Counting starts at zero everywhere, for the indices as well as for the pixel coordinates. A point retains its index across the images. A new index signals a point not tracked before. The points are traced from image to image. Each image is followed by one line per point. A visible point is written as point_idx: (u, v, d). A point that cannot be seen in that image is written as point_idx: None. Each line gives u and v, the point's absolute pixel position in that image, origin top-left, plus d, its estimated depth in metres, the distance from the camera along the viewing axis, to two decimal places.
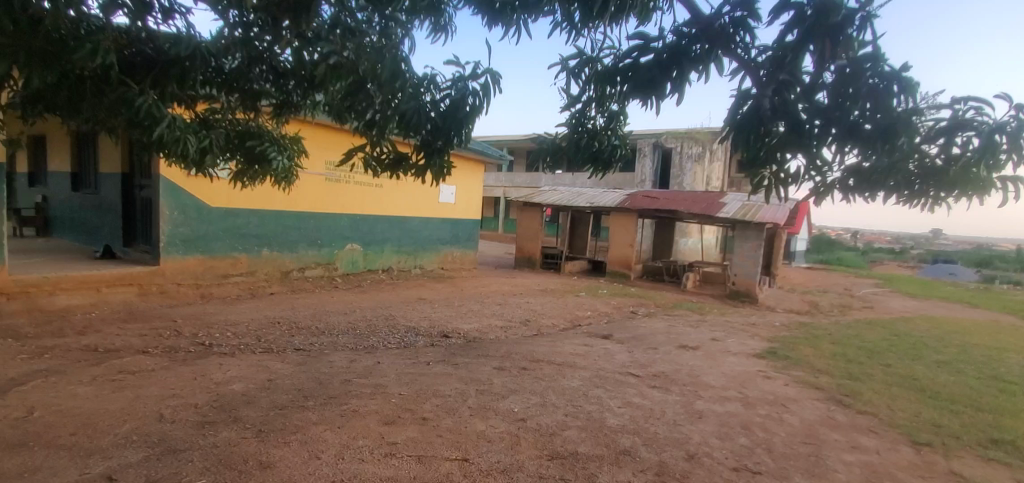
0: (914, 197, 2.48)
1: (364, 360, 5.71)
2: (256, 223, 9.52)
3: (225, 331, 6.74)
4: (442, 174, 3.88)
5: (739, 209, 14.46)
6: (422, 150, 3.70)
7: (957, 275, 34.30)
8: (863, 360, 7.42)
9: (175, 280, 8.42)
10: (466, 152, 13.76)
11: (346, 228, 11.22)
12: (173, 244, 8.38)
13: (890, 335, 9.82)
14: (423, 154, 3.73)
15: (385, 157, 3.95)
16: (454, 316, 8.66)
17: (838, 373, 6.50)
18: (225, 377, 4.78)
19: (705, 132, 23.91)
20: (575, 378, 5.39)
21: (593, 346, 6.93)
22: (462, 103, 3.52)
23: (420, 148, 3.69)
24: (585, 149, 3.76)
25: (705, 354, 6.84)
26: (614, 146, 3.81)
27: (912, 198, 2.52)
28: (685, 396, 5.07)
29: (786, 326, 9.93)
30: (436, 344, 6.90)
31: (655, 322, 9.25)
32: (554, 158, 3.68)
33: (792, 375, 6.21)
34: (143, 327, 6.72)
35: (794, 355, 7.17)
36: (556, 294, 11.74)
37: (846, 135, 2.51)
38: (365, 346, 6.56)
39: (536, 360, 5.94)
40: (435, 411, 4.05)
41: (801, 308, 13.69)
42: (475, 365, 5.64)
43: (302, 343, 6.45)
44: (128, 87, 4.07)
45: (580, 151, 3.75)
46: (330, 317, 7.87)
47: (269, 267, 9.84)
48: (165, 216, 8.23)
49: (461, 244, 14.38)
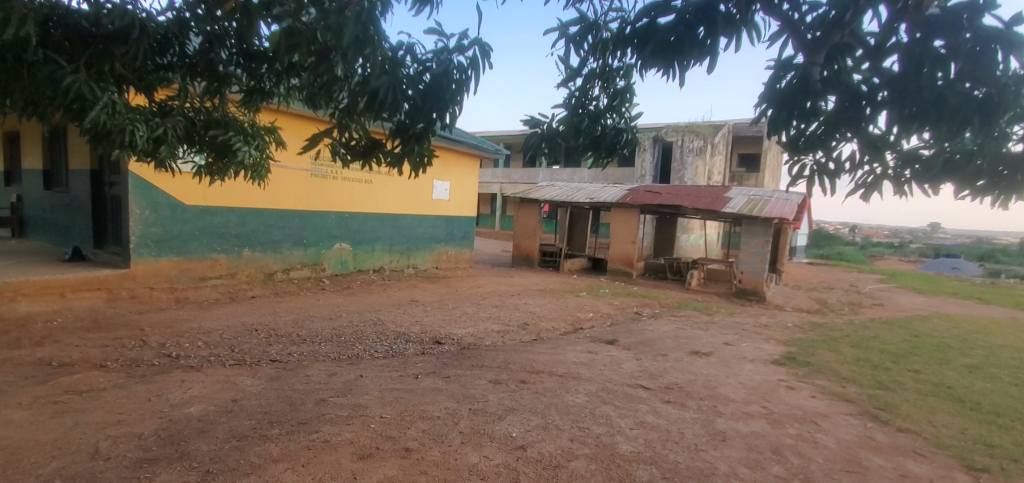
0: (994, 193, 1.99)
1: (345, 374, 5.15)
2: (237, 221, 8.96)
3: (196, 340, 6.18)
4: (421, 164, 3.45)
5: (745, 204, 13.91)
6: (397, 137, 3.23)
7: (960, 270, 33.91)
8: (889, 365, 6.90)
9: (147, 284, 7.85)
10: (462, 146, 13.19)
11: (334, 226, 10.65)
12: (144, 245, 7.81)
13: (909, 336, 9.30)
14: (400, 140, 3.24)
15: (355, 144, 3.56)
16: (448, 320, 8.11)
17: (865, 381, 5.97)
18: (183, 397, 4.20)
19: (706, 125, 23.38)
20: (580, 392, 4.83)
21: (597, 353, 6.38)
22: (446, 78, 2.96)
23: (396, 133, 3.20)
24: (586, 134, 3.18)
25: (720, 361, 6.30)
26: (619, 131, 3.22)
27: (990, 194, 2.04)
28: (704, 413, 4.52)
29: (799, 327, 9.41)
30: (427, 352, 6.34)
31: (662, 324, 8.70)
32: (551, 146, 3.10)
33: (817, 385, 5.67)
34: (106, 337, 6.16)
35: (814, 361, 6.65)
36: (556, 295, 11.20)
37: (920, 112, 1.97)
38: (349, 356, 5.99)
39: (537, 371, 5.38)
40: (420, 439, 3.50)
41: (810, 306, 13.18)
42: (468, 377, 5.08)
43: (279, 354, 5.90)
44: (59, 65, 3.53)
45: (580, 136, 3.17)
46: (313, 323, 7.30)
47: (251, 269, 9.27)
48: (135, 215, 7.64)
49: (456, 242, 13.83)
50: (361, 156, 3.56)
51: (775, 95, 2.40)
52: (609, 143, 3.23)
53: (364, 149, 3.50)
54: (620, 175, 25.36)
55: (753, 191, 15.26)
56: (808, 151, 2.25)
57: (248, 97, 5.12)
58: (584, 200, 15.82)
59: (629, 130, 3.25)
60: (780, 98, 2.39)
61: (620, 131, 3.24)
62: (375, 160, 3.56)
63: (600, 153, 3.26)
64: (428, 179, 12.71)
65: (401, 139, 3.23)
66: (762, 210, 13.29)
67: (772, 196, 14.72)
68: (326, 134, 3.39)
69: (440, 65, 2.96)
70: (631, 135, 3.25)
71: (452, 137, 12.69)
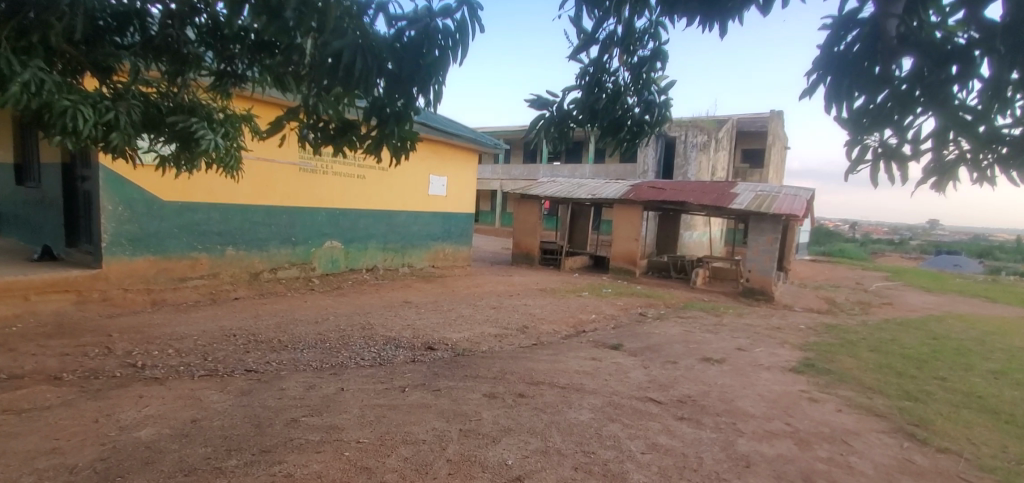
0: None
1: (325, 386, 4.64)
2: (220, 218, 8.45)
3: (167, 348, 5.70)
4: (401, 151, 2.99)
5: (753, 200, 13.42)
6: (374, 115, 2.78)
7: (963, 267, 33.46)
8: (914, 372, 6.42)
9: (120, 285, 7.36)
10: (459, 140, 12.69)
11: (325, 223, 10.15)
12: (118, 243, 7.32)
13: (929, 338, 8.82)
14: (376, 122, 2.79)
15: (327, 127, 3.09)
16: (442, 323, 7.62)
17: (893, 392, 5.49)
18: (135, 418, 3.79)
19: (710, 119, 22.85)
20: (584, 407, 4.35)
21: (603, 360, 5.90)
22: (422, 43, 2.48)
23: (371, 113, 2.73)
24: (605, 115, 2.82)
25: (735, 370, 5.81)
26: (645, 109, 2.84)
27: None
28: (723, 432, 4.04)
29: (813, 329, 8.92)
30: (417, 360, 5.86)
31: (670, 327, 8.22)
32: (562, 131, 2.68)
33: (842, 397, 5.19)
34: (69, 344, 5.68)
35: (835, 368, 6.17)
36: (556, 295, 10.71)
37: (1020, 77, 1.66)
38: (333, 365, 5.51)
39: (536, 382, 4.89)
40: (400, 472, 3.02)
41: (820, 306, 12.68)
42: (461, 390, 4.59)
43: (257, 363, 5.43)
44: None
45: (596, 120, 2.82)
46: (296, 328, 6.80)
47: (236, 269, 8.75)
48: (106, 212, 7.14)
49: (453, 240, 13.35)
50: (334, 138, 3.08)
51: (834, 61, 1.96)
52: (632, 124, 2.87)
53: (335, 130, 3.02)
54: (622, 171, 24.83)
55: (760, 186, 14.77)
56: (874, 129, 1.84)
57: (218, 80, 4.64)
58: (585, 196, 15.35)
59: (660, 101, 2.83)
60: (839, 64, 1.96)
61: (646, 109, 2.85)
62: (350, 144, 3.10)
63: (623, 136, 2.89)
64: (424, 174, 12.23)
65: (379, 119, 2.78)
66: (770, 206, 12.79)
67: (779, 192, 14.25)
68: (292, 113, 2.91)
69: (419, 31, 2.47)
70: (665, 109, 2.83)
71: (448, 130, 12.18)
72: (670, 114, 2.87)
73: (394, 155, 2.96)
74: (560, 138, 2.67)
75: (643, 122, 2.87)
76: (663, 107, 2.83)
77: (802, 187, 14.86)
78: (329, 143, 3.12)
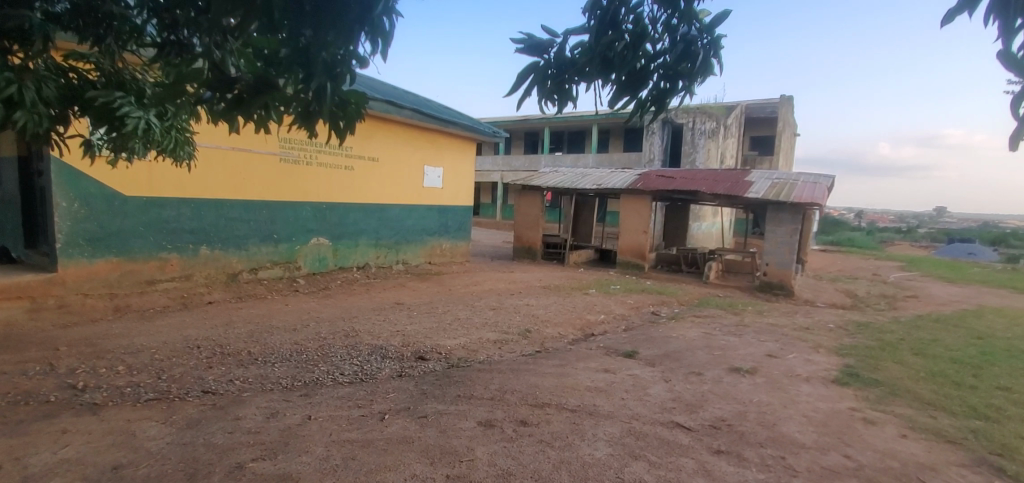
0: None
1: (289, 413, 3.90)
2: (192, 215, 7.71)
3: (116, 366, 4.99)
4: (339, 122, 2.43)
5: (769, 188, 12.61)
6: (297, 68, 2.25)
7: (976, 255, 32.59)
8: (972, 381, 5.63)
9: (79, 290, 6.63)
10: (454, 128, 11.86)
11: (310, 218, 9.38)
12: (74, 244, 6.57)
13: (972, 337, 8.01)
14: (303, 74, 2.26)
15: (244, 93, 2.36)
16: (435, 328, 6.86)
17: (957, 408, 4.72)
18: (46, 464, 3.08)
19: (719, 105, 21.92)
20: (600, 439, 3.59)
21: (617, 373, 5.13)
22: None
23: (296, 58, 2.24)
24: (622, 65, 2.09)
25: (770, 383, 5.04)
26: (679, 56, 2.06)
27: None
28: (773, 472, 3.28)
29: (844, 329, 8.11)
30: (405, 374, 5.12)
31: (688, 329, 7.44)
32: (560, 87, 2.16)
33: (901, 418, 4.42)
34: (8, 360, 4.98)
35: (882, 379, 5.40)
36: (561, 293, 9.93)
37: None
38: (305, 383, 4.77)
39: (541, 404, 4.15)
40: None
41: (843, 301, 11.87)
42: (451, 417, 3.84)
43: (217, 382, 4.71)
44: None
45: (610, 71, 2.10)
46: (271, 336, 6.07)
47: (212, 269, 8.03)
48: (59, 208, 6.39)
49: (451, 234, 12.59)
50: (236, 106, 2.34)
51: None
52: (659, 77, 2.10)
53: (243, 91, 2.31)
54: (627, 160, 23.99)
55: (775, 174, 13.92)
56: None
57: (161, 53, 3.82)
58: (590, 186, 14.53)
59: (702, 43, 2.06)
60: None
61: (679, 57, 2.06)
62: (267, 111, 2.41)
63: (646, 95, 2.14)
64: (417, 164, 11.42)
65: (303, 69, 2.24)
66: (789, 194, 11.95)
67: (797, 179, 13.42)
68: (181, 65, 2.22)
69: None
70: (711, 54, 2.07)
71: (443, 117, 11.34)
72: (717, 61, 2.08)
73: (328, 125, 2.42)
74: (555, 94, 2.15)
75: (678, 73, 2.08)
76: (708, 51, 2.07)
77: (821, 174, 14.00)
78: (234, 114, 2.38)
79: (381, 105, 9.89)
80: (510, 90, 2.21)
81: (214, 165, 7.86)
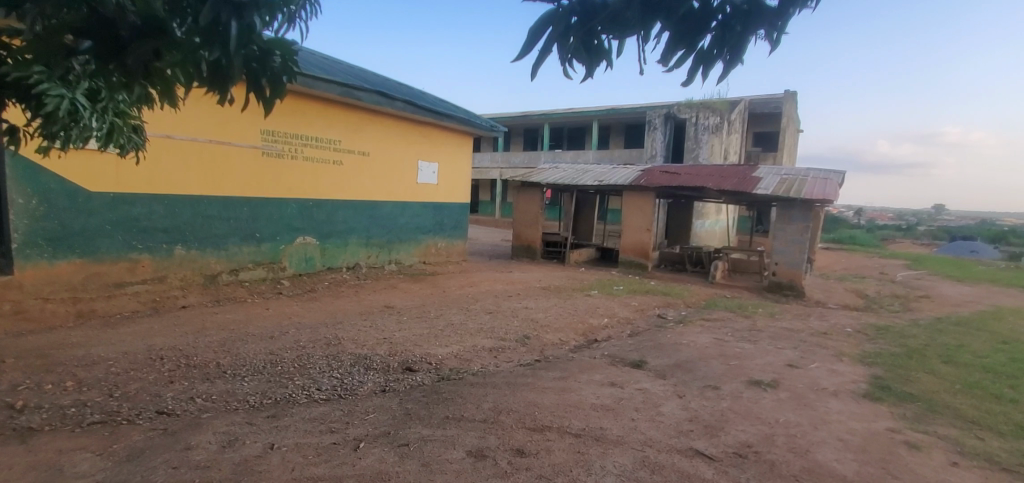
0: None
1: (249, 442, 3.39)
2: (165, 213, 7.18)
3: (64, 382, 4.48)
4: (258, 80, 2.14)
5: (778, 184, 12.08)
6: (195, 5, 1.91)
7: (981, 253, 32.10)
8: (1014, 393, 5.11)
9: (38, 294, 6.09)
10: (450, 121, 11.27)
11: (295, 216, 8.85)
12: (32, 244, 6.02)
13: (1000, 342, 7.51)
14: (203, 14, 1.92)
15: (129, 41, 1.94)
16: (426, 334, 6.32)
17: (1006, 428, 4.19)
18: None
19: (723, 100, 21.38)
20: (609, 473, 3.06)
21: (625, 388, 4.61)
22: None
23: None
24: (676, 5, 1.58)
25: (796, 399, 4.52)
26: None
27: None
28: None
29: (864, 333, 7.59)
30: (389, 389, 4.60)
31: (698, 335, 6.91)
32: (586, 42, 1.64)
33: (947, 440, 3.89)
34: None
35: (917, 393, 4.88)
36: (561, 294, 9.41)
37: None
38: (276, 401, 4.26)
39: (540, 428, 3.62)
40: None
41: (855, 303, 11.36)
42: (436, 446, 3.32)
43: (175, 401, 4.21)
44: None
45: (657, 13, 1.60)
46: (244, 345, 5.55)
47: (188, 270, 7.49)
48: (15, 206, 5.84)
49: (446, 233, 12.06)
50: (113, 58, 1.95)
51: None
52: (727, 17, 1.62)
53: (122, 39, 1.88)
54: (629, 156, 23.47)
55: (783, 169, 13.40)
56: None
57: None
58: (592, 182, 14.00)
59: None
60: None
61: None
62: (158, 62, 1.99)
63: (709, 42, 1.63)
64: (411, 159, 10.89)
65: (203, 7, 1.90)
66: (800, 191, 11.43)
67: (806, 175, 12.88)
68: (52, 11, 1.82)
69: None
70: None
71: (438, 110, 10.76)
72: None
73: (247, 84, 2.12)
74: (581, 53, 1.63)
75: (757, 10, 1.58)
76: None
77: (831, 169, 13.47)
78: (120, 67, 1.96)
79: (371, 96, 9.31)
80: (519, 54, 1.68)
81: (190, 158, 7.33)
